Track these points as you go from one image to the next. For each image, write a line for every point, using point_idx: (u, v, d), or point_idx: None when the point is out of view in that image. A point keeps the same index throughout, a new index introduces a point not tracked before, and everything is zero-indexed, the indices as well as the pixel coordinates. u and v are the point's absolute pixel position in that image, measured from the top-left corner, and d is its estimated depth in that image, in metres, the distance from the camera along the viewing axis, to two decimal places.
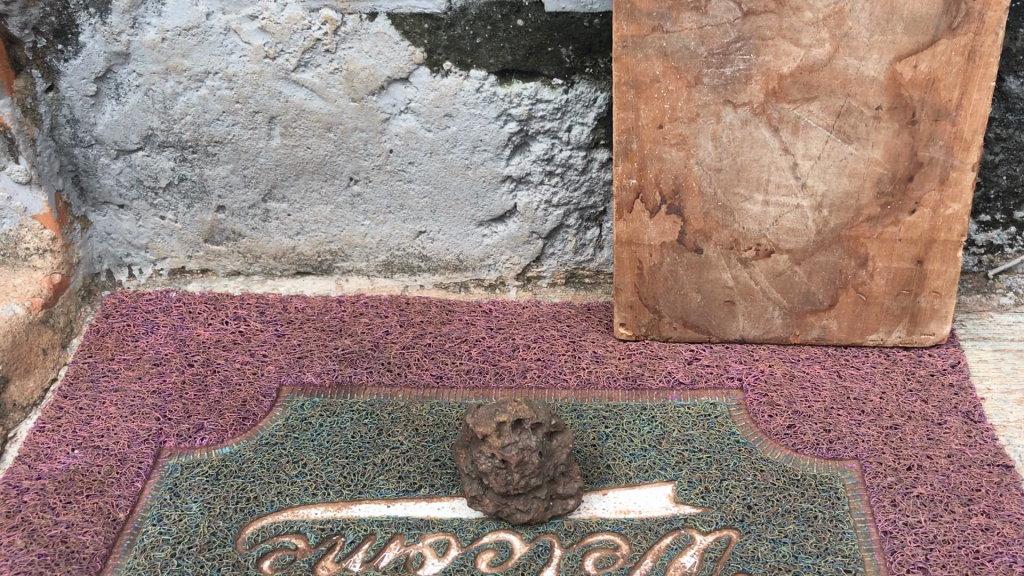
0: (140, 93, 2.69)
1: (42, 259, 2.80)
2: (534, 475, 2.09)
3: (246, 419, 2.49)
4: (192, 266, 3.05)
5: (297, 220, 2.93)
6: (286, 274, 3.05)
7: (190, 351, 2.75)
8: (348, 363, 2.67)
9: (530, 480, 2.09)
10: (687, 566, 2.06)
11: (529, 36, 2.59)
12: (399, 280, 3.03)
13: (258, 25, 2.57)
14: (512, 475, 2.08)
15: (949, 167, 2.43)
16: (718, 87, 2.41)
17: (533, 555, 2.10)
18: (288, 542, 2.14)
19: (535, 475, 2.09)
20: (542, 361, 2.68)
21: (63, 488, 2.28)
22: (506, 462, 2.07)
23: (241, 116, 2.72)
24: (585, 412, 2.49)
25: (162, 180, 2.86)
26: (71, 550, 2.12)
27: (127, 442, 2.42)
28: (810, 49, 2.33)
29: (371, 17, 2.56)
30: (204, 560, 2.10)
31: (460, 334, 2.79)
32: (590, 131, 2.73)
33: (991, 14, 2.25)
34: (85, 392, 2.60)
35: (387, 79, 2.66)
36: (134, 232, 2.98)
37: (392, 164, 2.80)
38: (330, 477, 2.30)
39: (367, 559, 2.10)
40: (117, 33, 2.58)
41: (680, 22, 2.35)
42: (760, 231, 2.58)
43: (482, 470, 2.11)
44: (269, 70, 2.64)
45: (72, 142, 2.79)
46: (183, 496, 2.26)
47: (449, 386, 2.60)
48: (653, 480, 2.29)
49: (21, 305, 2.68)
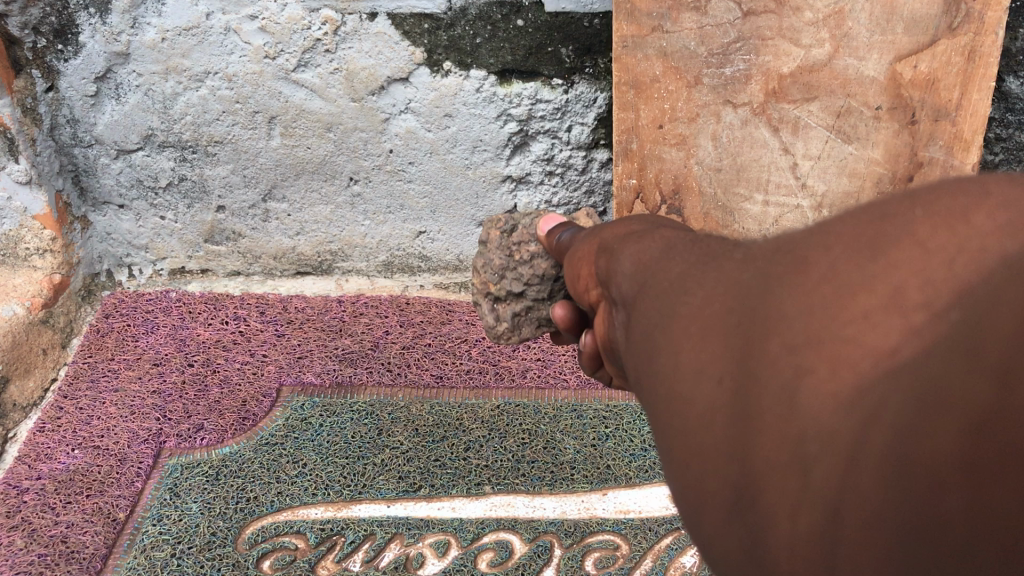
0: (140, 93, 2.69)
1: (42, 259, 2.81)
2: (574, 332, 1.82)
3: (246, 419, 2.49)
4: (192, 266, 3.06)
5: (297, 220, 2.93)
6: (286, 274, 3.06)
7: (190, 350, 2.75)
8: (348, 363, 2.68)
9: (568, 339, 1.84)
10: (687, 566, 2.07)
11: (529, 36, 2.58)
12: (399, 279, 3.04)
13: (258, 24, 2.56)
14: (539, 310, 1.80)
15: (949, 167, 2.41)
16: (718, 87, 2.43)
17: (533, 555, 2.10)
18: (287, 542, 2.13)
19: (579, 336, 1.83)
20: (542, 361, 2.69)
21: (63, 488, 2.29)
22: (546, 276, 1.75)
23: (241, 116, 2.72)
24: (585, 412, 2.50)
25: (162, 180, 2.86)
26: (72, 550, 2.12)
27: (127, 442, 2.42)
28: (810, 49, 2.33)
29: (371, 17, 2.55)
30: (205, 560, 2.09)
31: (460, 334, 2.80)
32: (590, 131, 2.75)
33: (991, 14, 2.21)
34: (84, 392, 2.60)
35: (386, 79, 2.65)
36: (135, 233, 2.98)
37: (392, 164, 2.81)
38: (330, 477, 2.30)
39: (367, 559, 2.09)
40: (117, 33, 2.58)
41: (680, 22, 2.35)
42: (760, 231, 2.60)
43: (484, 246, 1.83)
44: (269, 70, 2.64)
45: (72, 142, 2.79)
46: (183, 496, 2.26)
47: (449, 386, 2.60)
48: (653, 480, 2.28)
49: (21, 305, 2.68)
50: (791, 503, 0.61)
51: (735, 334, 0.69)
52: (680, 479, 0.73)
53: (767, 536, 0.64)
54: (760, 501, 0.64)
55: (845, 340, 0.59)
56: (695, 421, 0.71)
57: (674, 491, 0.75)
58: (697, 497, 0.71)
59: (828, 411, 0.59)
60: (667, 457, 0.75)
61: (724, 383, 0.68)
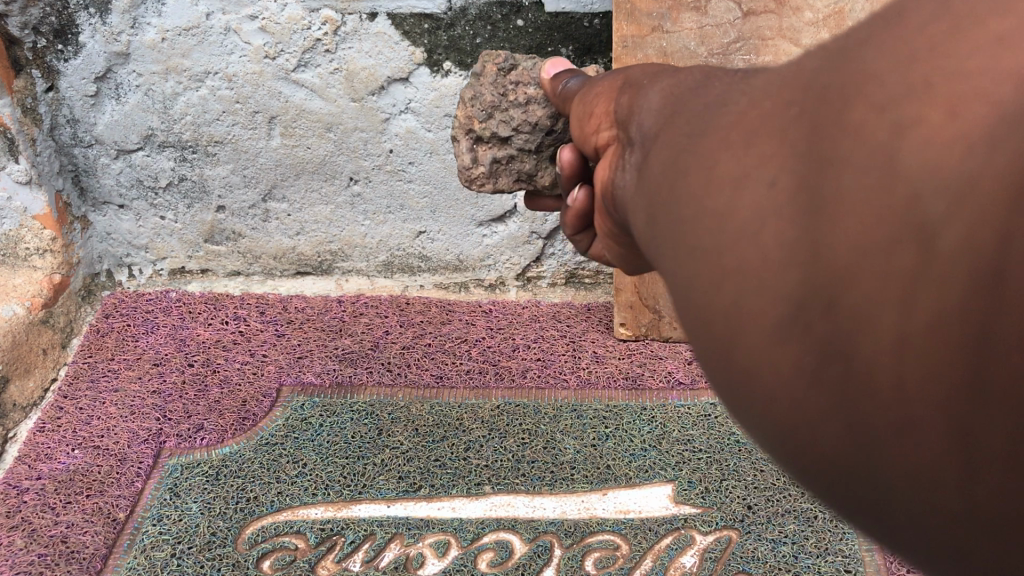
0: (140, 93, 2.69)
1: (42, 259, 2.81)
2: (546, 190, 1.88)
3: (246, 419, 2.49)
4: (192, 266, 3.06)
5: (297, 220, 2.93)
6: (285, 274, 3.06)
7: (190, 350, 2.75)
8: (348, 363, 2.68)
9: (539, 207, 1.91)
10: (687, 566, 2.06)
11: (529, 36, 2.58)
12: (399, 279, 3.04)
13: (258, 25, 2.56)
14: (522, 163, 1.83)
15: None
16: None
17: (533, 555, 2.09)
18: (287, 542, 2.13)
19: (549, 197, 1.90)
20: (542, 360, 2.69)
21: (63, 488, 2.29)
22: (538, 126, 1.79)
23: (241, 116, 2.72)
24: (585, 412, 2.50)
25: (162, 180, 2.86)
26: (71, 550, 2.12)
27: (127, 442, 2.42)
28: (810, 49, 2.35)
29: (371, 17, 2.55)
30: (204, 560, 2.09)
31: (460, 334, 2.80)
32: None
33: None
34: (84, 392, 2.60)
35: (387, 79, 2.65)
36: (135, 233, 2.98)
37: (392, 164, 2.81)
38: (330, 477, 2.30)
39: (367, 559, 2.09)
40: (117, 33, 2.58)
41: (680, 22, 2.35)
42: None
43: (479, 80, 1.84)
44: (269, 70, 2.64)
45: (72, 142, 2.79)
46: (183, 496, 2.26)
47: (449, 386, 2.60)
48: (653, 480, 2.28)
49: (21, 305, 2.69)
50: (895, 282, 0.54)
51: (798, 139, 0.61)
52: (726, 299, 0.65)
53: (853, 349, 0.56)
54: (842, 309, 0.56)
55: (956, 87, 0.53)
56: (753, 229, 0.62)
57: (715, 323, 0.66)
58: (754, 316, 0.62)
59: (946, 162, 0.52)
60: (707, 286, 0.66)
61: (790, 175, 0.60)
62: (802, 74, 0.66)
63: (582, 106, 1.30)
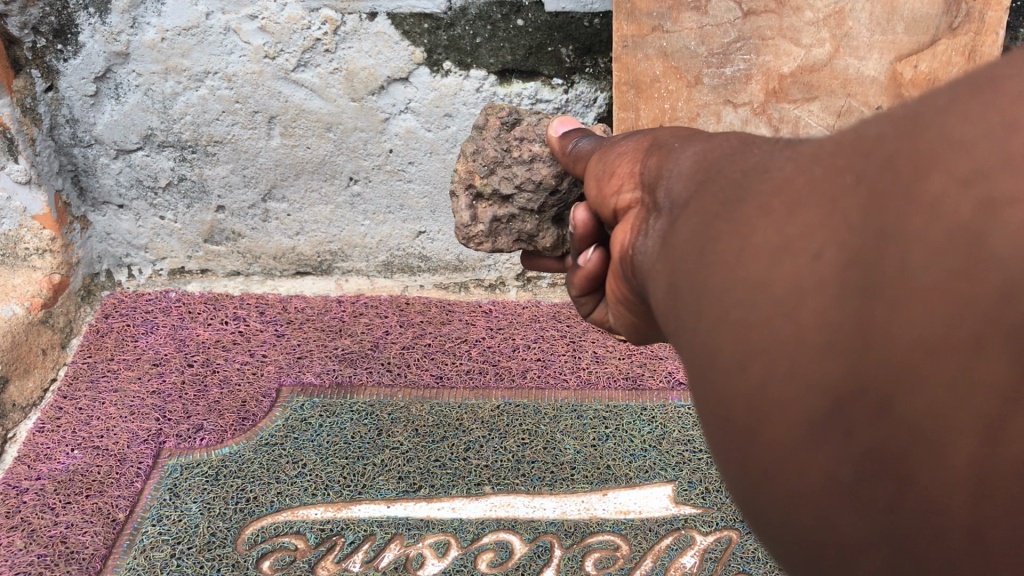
0: (140, 93, 2.69)
1: (42, 259, 2.80)
2: (547, 251, 1.86)
3: (246, 420, 2.49)
4: (192, 266, 3.05)
5: (297, 220, 2.93)
6: (285, 274, 3.05)
7: (190, 351, 2.75)
8: (348, 363, 2.67)
9: (538, 265, 1.87)
10: (687, 566, 2.07)
11: (529, 36, 2.58)
12: (399, 280, 3.04)
13: (257, 24, 2.56)
14: (523, 221, 1.82)
15: None
16: (718, 87, 2.42)
17: (533, 555, 2.09)
18: (287, 542, 2.12)
19: (549, 256, 1.87)
20: (542, 361, 2.69)
21: (63, 489, 2.29)
22: (541, 185, 1.77)
23: (241, 116, 2.72)
24: (585, 412, 2.49)
25: (162, 180, 2.85)
26: (71, 550, 2.12)
27: (126, 442, 2.42)
28: (810, 49, 2.34)
29: (370, 17, 2.55)
30: (204, 560, 2.09)
31: (460, 334, 2.80)
32: None
33: (991, 14, 2.25)
34: (84, 393, 2.60)
35: (386, 79, 2.65)
36: (134, 233, 2.98)
37: (392, 164, 2.80)
38: (330, 478, 2.30)
39: (367, 559, 2.09)
40: (117, 33, 2.58)
41: (680, 22, 2.34)
42: None
43: (481, 133, 1.84)
44: (269, 70, 2.63)
45: (72, 143, 2.79)
46: (183, 497, 2.26)
47: (448, 386, 2.60)
48: (653, 480, 2.28)
49: (21, 305, 2.68)
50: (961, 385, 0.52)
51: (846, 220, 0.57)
52: (756, 386, 0.61)
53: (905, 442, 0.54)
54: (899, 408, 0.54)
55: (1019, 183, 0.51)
56: (792, 307, 0.58)
57: (733, 403, 0.63)
58: (786, 402, 0.59)
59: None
60: (734, 369, 0.63)
61: (834, 255, 0.56)
62: (858, 131, 0.61)
63: (602, 161, 1.28)
